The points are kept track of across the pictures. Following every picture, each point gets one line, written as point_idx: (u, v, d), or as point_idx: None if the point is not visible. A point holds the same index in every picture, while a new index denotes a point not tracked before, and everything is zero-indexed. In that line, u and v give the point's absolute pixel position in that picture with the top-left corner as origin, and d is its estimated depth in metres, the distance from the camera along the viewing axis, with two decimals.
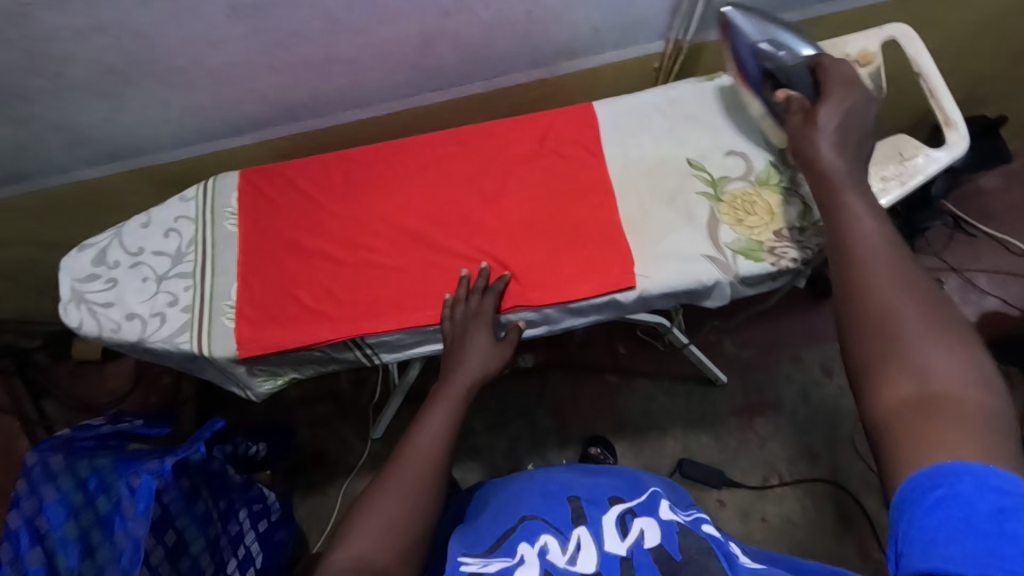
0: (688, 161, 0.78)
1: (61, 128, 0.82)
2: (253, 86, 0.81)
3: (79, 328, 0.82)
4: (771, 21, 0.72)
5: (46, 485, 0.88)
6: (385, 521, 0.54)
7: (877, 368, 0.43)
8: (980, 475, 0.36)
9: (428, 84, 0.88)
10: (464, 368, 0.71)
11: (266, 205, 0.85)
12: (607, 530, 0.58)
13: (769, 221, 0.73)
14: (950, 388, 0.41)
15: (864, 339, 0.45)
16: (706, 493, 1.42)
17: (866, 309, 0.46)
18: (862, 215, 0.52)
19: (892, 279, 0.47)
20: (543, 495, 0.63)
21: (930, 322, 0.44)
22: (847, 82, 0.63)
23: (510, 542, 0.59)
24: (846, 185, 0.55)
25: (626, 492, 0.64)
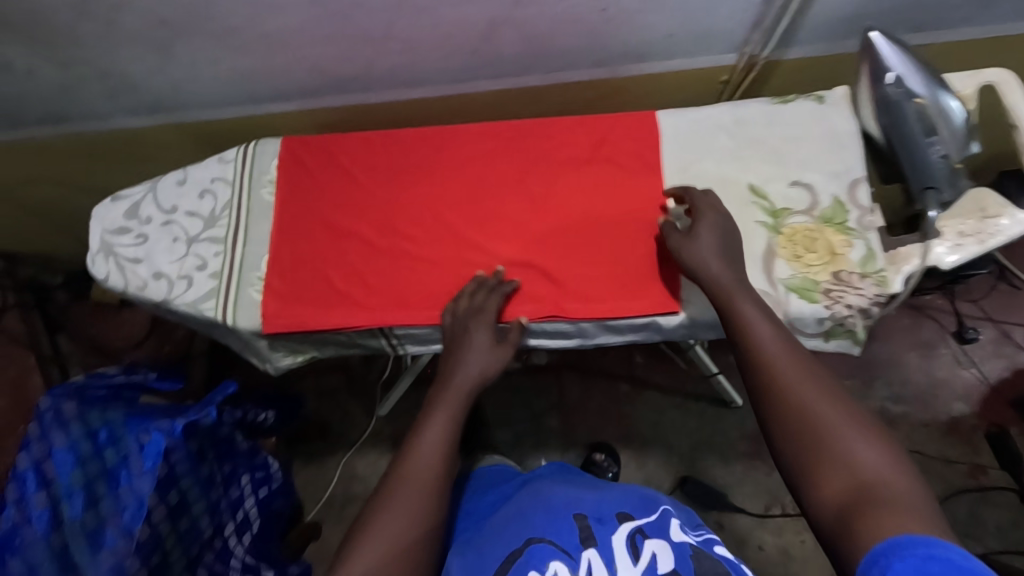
0: (749, 187, 0.74)
1: (106, 74, 0.80)
2: (307, 54, 0.78)
3: (106, 281, 0.80)
4: (918, 61, 0.66)
5: (56, 432, 0.80)
6: (386, 534, 0.53)
7: (814, 468, 0.49)
8: (929, 545, 0.40)
9: (485, 72, 0.84)
10: (465, 366, 0.67)
11: (304, 179, 0.82)
12: (618, 555, 0.57)
13: (829, 261, 0.70)
14: (881, 474, 0.47)
15: (794, 443, 0.51)
16: (706, 514, 1.42)
17: (790, 416, 0.52)
18: (759, 321, 0.59)
19: (804, 382, 0.53)
20: (548, 513, 0.62)
21: (842, 418, 0.51)
22: (713, 207, 0.69)
23: (520, 567, 0.57)
24: (739, 293, 0.62)
25: (638, 509, 0.63)
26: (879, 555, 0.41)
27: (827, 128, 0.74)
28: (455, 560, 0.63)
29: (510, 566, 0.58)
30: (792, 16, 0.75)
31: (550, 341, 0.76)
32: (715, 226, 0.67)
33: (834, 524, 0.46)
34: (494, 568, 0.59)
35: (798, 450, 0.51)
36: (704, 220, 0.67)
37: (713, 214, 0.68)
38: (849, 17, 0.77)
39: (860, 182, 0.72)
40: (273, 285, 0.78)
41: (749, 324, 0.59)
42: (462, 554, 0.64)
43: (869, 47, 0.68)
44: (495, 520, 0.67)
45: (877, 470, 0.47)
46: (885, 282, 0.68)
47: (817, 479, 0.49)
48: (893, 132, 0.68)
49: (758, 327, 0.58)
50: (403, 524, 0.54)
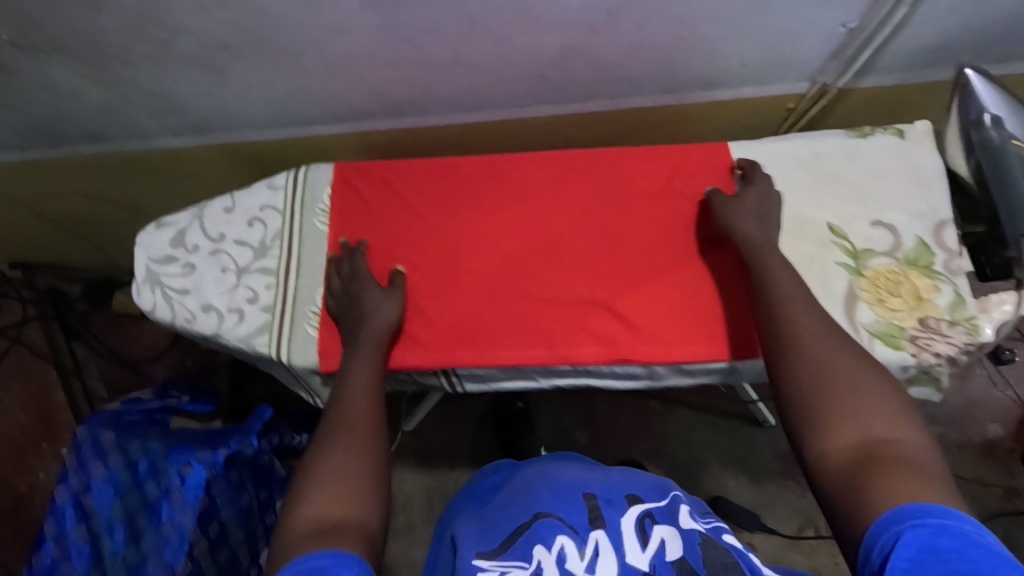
0: (829, 226, 0.71)
1: (153, 96, 0.76)
2: (367, 78, 0.74)
3: (152, 313, 0.77)
4: (1013, 102, 0.65)
5: (95, 462, 0.87)
6: (335, 473, 0.53)
7: (825, 422, 0.50)
8: (940, 515, 0.40)
9: (548, 96, 0.80)
10: (366, 298, 0.70)
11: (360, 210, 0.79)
12: (627, 541, 0.54)
13: (914, 306, 0.67)
14: (891, 431, 0.48)
15: (807, 395, 0.53)
16: (739, 535, 1.39)
17: (806, 369, 0.54)
18: (786, 282, 0.62)
19: (822, 341, 0.56)
20: (555, 492, 0.60)
21: (859, 378, 0.52)
22: (765, 187, 0.71)
23: (524, 541, 0.55)
24: (770, 253, 0.65)
25: (648, 491, 0.61)
26: (890, 522, 0.41)
27: (908, 164, 0.72)
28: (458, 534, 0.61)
29: (513, 542, 0.56)
30: (875, 47, 0.73)
31: (618, 382, 0.73)
32: (760, 193, 0.71)
33: (838, 481, 0.47)
34: (498, 537, 0.57)
35: (808, 401, 0.52)
36: (751, 190, 0.71)
37: (760, 195, 0.71)
38: (932, 49, 0.75)
39: (946, 224, 0.69)
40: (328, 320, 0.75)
41: (780, 286, 0.62)
42: (462, 532, 0.62)
43: (962, 85, 0.66)
44: (500, 498, 0.66)
45: (888, 429, 0.48)
46: (976, 330, 0.65)
47: (825, 430, 0.50)
48: (985, 164, 0.65)
49: (784, 287, 0.61)
50: (345, 468, 0.54)
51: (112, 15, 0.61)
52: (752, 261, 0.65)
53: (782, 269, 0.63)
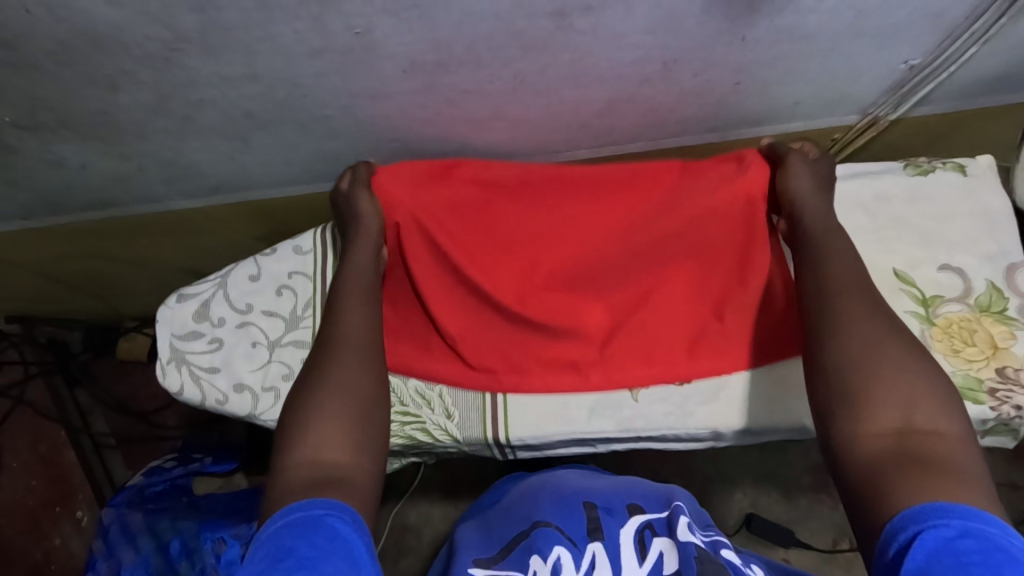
0: (896, 272, 0.68)
1: (169, 164, 0.71)
2: (398, 136, 0.70)
3: (180, 395, 0.72)
4: None
5: (125, 547, 0.84)
6: (326, 424, 0.52)
7: (864, 401, 0.48)
8: (963, 516, 0.39)
9: (588, 142, 0.76)
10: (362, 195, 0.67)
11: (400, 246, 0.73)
12: (625, 554, 0.55)
13: (990, 355, 0.64)
14: (933, 423, 0.46)
15: (848, 372, 0.50)
16: (774, 551, 1.34)
17: (850, 346, 0.51)
18: (841, 256, 0.57)
19: (870, 317, 0.52)
20: (557, 502, 0.61)
21: (906, 360, 0.50)
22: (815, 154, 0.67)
23: (520, 549, 0.56)
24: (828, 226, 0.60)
25: (650, 504, 0.63)
26: (911, 519, 0.40)
27: (973, 204, 0.69)
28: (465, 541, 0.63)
29: (511, 550, 0.57)
30: (936, 82, 0.69)
31: (682, 445, 0.70)
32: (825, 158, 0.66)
33: (866, 469, 0.45)
34: (496, 546, 0.59)
35: (850, 385, 0.49)
36: (821, 162, 0.66)
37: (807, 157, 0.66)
38: (990, 79, 0.71)
39: (1018, 266, 0.67)
40: None
41: (835, 266, 0.56)
42: (468, 538, 0.65)
43: None
44: (504, 503, 0.68)
45: (929, 419, 0.46)
46: None
47: (862, 418, 0.47)
48: None
49: (833, 260, 0.57)
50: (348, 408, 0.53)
51: (131, 92, 0.57)
52: (815, 233, 0.59)
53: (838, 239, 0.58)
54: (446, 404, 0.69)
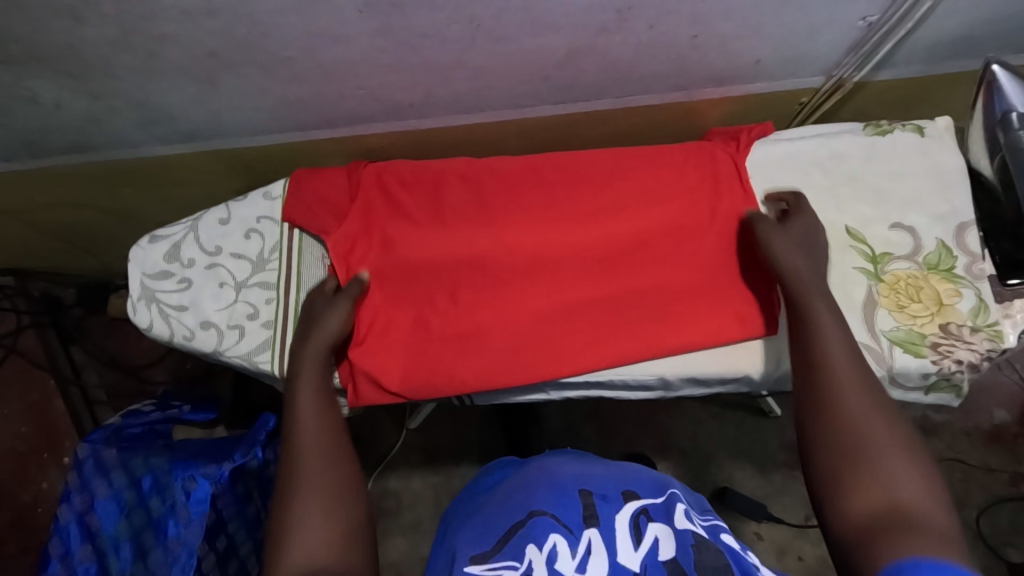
0: (847, 229, 0.69)
1: (142, 106, 0.73)
2: (363, 83, 0.71)
3: (150, 331, 0.75)
4: None
5: (98, 480, 0.86)
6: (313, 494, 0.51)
7: (848, 469, 0.47)
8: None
9: (554, 96, 0.77)
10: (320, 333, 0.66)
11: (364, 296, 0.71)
12: (621, 538, 0.55)
13: (935, 311, 0.65)
14: (911, 493, 0.45)
15: (829, 447, 0.49)
16: (745, 524, 1.34)
17: (832, 416, 0.50)
18: (825, 322, 0.56)
19: (852, 380, 0.52)
20: (552, 488, 0.61)
21: (889, 428, 0.49)
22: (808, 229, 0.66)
23: (517, 540, 0.55)
24: (813, 294, 0.59)
25: (644, 488, 0.63)
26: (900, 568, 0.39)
27: (930, 165, 0.70)
28: (458, 533, 0.62)
29: (507, 541, 0.56)
30: (895, 41, 0.70)
31: (631, 394, 0.73)
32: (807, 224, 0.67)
33: (850, 546, 0.44)
34: (491, 539, 0.57)
35: (833, 447, 0.49)
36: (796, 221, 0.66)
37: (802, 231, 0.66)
38: (951, 42, 0.72)
39: (968, 225, 0.67)
40: None
41: (815, 328, 0.56)
42: (464, 532, 0.62)
43: (989, 81, 0.64)
44: (499, 490, 0.67)
45: (912, 493, 0.45)
46: (998, 336, 0.64)
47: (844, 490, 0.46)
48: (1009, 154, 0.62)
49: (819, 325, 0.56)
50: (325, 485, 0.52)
51: (95, 25, 0.58)
52: (798, 301, 0.59)
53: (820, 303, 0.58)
54: None
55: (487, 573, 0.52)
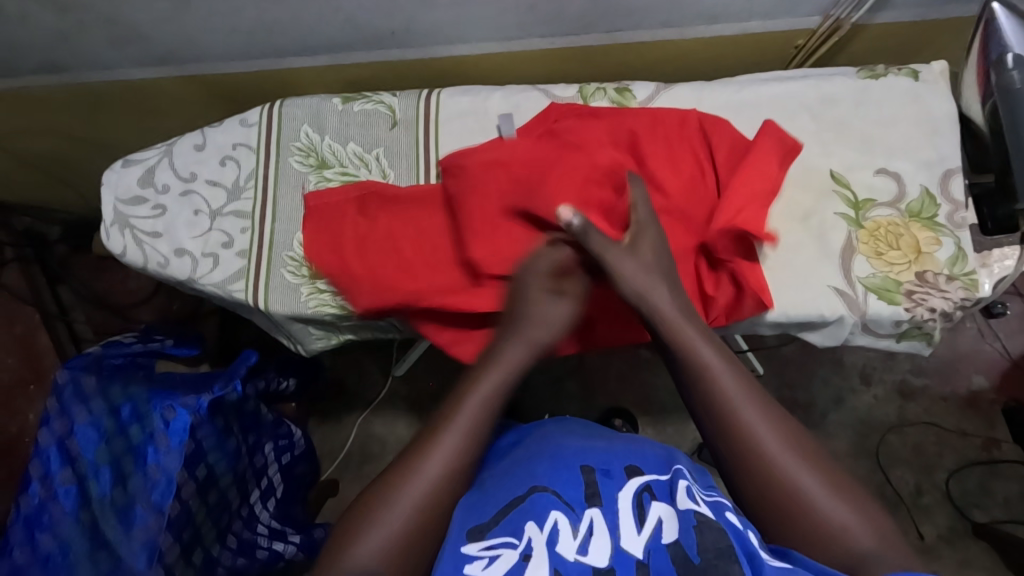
0: (831, 174, 0.68)
1: (111, 21, 0.71)
2: (342, 5, 0.69)
3: (123, 257, 0.74)
4: None
5: (78, 407, 0.87)
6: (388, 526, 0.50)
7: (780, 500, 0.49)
8: None
9: (540, 29, 0.75)
10: (530, 319, 0.63)
11: (539, 271, 0.65)
12: (623, 520, 0.50)
13: (912, 259, 0.65)
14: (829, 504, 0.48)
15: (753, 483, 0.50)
16: (721, 479, 1.36)
17: (744, 442, 0.51)
18: (707, 353, 0.55)
19: (749, 401, 0.52)
20: (553, 464, 0.56)
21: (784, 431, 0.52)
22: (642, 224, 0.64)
23: (515, 516, 0.51)
24: (682, 321, 0.57)
25: (651, 464, 0.57)
26: None
27: (920, 108, 0.68)
28: None
29: (506, 515, 0.52)
30: None
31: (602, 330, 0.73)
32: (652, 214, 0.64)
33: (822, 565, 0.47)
34: (489, 511, 0.53)
35: (768, 484, 0.49)
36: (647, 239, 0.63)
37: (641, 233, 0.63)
38: None
39: (954, 173, 0.66)
40: (307, 267, 0.72)
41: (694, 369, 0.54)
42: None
43: (987, 20, 0.61)
44: (500, 464, 0.63)
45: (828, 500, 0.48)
46: (973, 285, 0.63)
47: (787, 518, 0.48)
48: (1002, 99, 0.60)
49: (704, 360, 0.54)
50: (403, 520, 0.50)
51: None
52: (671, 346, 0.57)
53: (695, 329, 0.56)
54: None
55: (485, 553, 0.48)
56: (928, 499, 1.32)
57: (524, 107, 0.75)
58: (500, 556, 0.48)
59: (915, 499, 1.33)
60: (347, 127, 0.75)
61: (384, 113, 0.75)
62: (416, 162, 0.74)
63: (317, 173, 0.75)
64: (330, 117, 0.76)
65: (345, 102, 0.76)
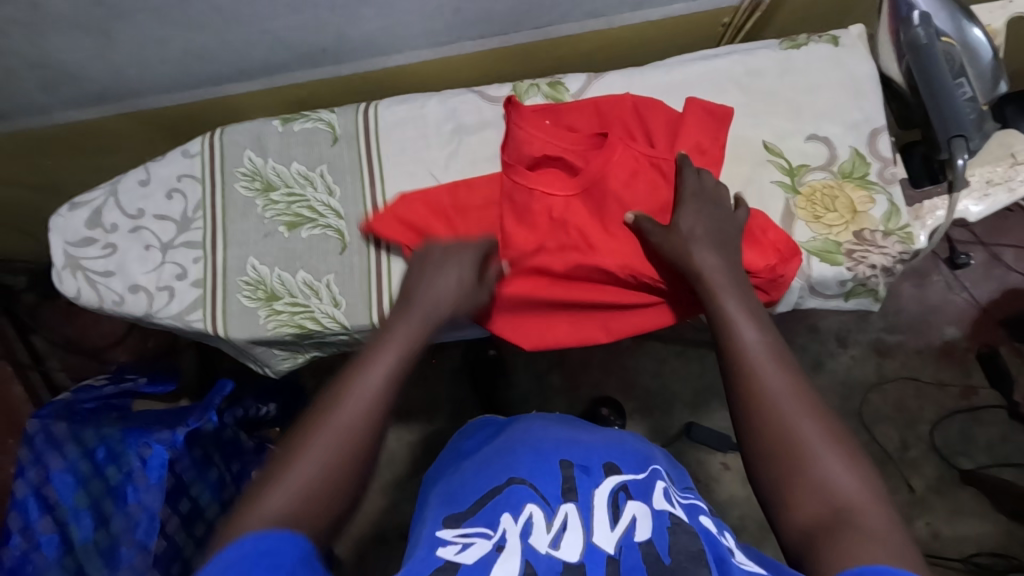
0: (764, 145, 0.70)
1: (40, 65, 0.71)
2: (267, 27, 0.69)
3: (78, 300, 0.74)
4: None
5: (52, 453, 0.87)
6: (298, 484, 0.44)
7: (786, 475, 0.46)
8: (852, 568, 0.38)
9: (469, 31, 0.76)
10: (426, 296, 0.60)
11: (446, 255, 0.63)
12: (597, 517, 0.50)
13: (850, 219, 0.66)
14: (841, 488, 0.44)
15: (765, 456, 0.48)
16: (711, 456, 1.36)
17: (758, 414, 0.50)
18: (743, 321, 0.55)
19: (774, 374, 0.51)
20: (534, 454, 0.57)
21: (810, 410, 0.49)
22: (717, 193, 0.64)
23: (492, 507, 0.52)
24: (728, 289, 0.58)
25: (627, 462, 0.57)
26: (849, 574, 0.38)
27: (843, 72, 0.70)
28: (431, 504, 0.58)
29: (483, 506, 0.53)
30: None
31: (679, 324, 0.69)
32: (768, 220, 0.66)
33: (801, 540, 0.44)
34: (468, 502, 0.55)
35: (774, 458, 0.48)
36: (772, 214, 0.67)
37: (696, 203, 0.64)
38: None
39: (880, 131, 0.68)
40: (262, 290, 0.73)
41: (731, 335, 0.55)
42: (442, 491, 0.60)
43: None
44: (477, 454, 0.64)
45: (843, 480, 0.45)
46: (909, 238, 0.65)
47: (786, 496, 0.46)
48: (910, 53, 0.63)
49: (739, 328, 0.55)
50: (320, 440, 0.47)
51: None
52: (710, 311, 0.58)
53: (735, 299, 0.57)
54: (333, 293, 0.72)
55: (459, 539, 0.49)
56: (914, 452, 1.34)
57: (461, 109, 0.76)
58: (473, 544, 0.49)
59: (902, 454, 1.35)
60: (289, 148, 0.76)
61: (324, 130, 0.76)
62: (360, 175, 0.75)
63: (263, 196, 0.75)
64: (271, 139, 0.76)
65: (285, 123, 0.77)
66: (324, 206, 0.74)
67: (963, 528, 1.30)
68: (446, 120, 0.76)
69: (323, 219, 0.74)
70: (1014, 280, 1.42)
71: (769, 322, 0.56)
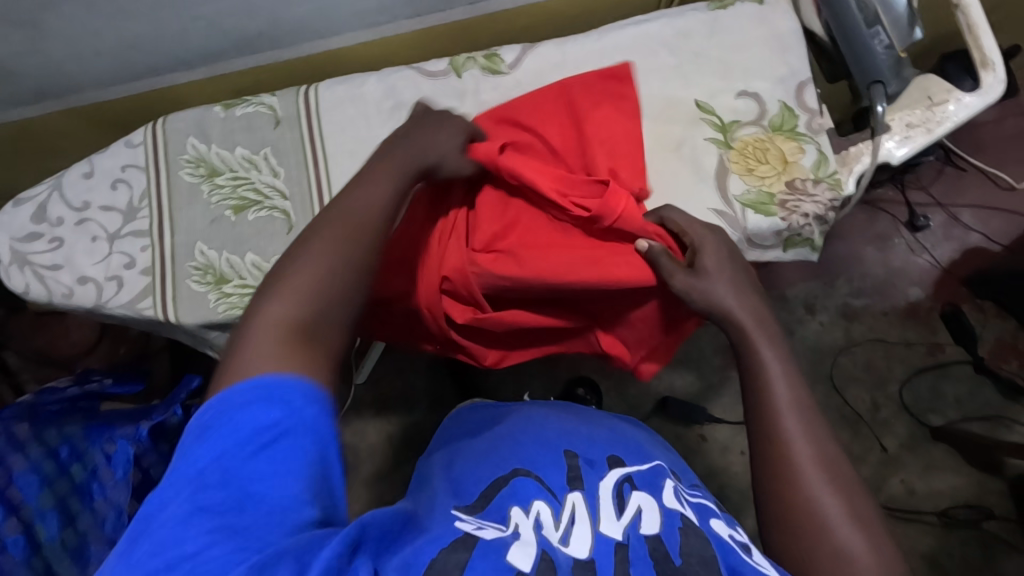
0: (696, 103, 0.71)
1: None
2: (200, 13, 0.70)
3: (27, 295, 0.74)
4: None
5: (12, 454, 0.83)
6: (291, 294, 0.46)
7: (802, 526, 0.48)
8: None
9: (404, 10, 0.77)
10: (422, 140, 0.60)
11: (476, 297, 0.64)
12: (603, 507, 0.50)
13: (782, 170, 0.68)
14: (852, 547, 0.46)
15: (785, 508, 0.50)
16: (688, 428, 1.35)
17: (782, 466, 0.51)
18: (774, 367, 0.55)
19: (801, 430, 0.52)
20: (535, 447, 0.58)
21: (827, 464, 0.50)
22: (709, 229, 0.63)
23: (500, 502, 0.51)
24: (759, 334, 0.58)
25: (630, 456, 0.58)
26: None
27: (768, 29, 0.72)
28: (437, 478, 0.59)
29: (490, 500, 0.52)
30: None
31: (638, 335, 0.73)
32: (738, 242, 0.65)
33: None
34: (473, 494, 0.54)
35: (793, 511, 0.49)
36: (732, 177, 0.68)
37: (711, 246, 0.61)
38: None
39: (806, 85, 0.70)
40: (211, 274, 0.73)
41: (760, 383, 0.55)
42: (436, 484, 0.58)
43: None
44: (478, 439, 0.64)
45: (854, 541, 0.47)
46: (838, 185, 0.67)
47: (797, 548, 0.48)
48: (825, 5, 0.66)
49: (771, 375, 0.55)
50: (277, 345, 0.42)
51: None
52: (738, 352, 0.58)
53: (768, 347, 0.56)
54: None
55: (470, 522, 0.48)
56: (885, 413, 1.36)
57: (399, 86, 0.77)
58: (486, 528, 0.47)
59: (873, 415, 1.37)
60: (231, 133, 0.76)
61: (266, 113, 0.76)
62: (303, 155, 0.75)
63: (208, 181, 0.75)
64: (214, 125, 0.77)
65: (226, 109, 0.77)
66: (269, 188, 0.74)
67: (936, 484, 1.31)
68: (386, 96, 0.77)
69: (268, 201, 0.74)
70: (974, 239, 1.44)
71: (798, 364, 0.57)
